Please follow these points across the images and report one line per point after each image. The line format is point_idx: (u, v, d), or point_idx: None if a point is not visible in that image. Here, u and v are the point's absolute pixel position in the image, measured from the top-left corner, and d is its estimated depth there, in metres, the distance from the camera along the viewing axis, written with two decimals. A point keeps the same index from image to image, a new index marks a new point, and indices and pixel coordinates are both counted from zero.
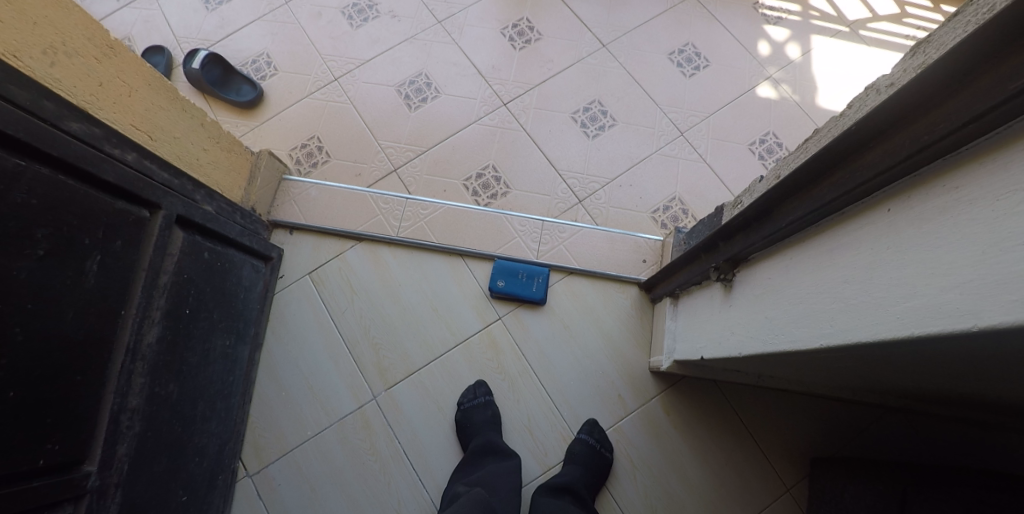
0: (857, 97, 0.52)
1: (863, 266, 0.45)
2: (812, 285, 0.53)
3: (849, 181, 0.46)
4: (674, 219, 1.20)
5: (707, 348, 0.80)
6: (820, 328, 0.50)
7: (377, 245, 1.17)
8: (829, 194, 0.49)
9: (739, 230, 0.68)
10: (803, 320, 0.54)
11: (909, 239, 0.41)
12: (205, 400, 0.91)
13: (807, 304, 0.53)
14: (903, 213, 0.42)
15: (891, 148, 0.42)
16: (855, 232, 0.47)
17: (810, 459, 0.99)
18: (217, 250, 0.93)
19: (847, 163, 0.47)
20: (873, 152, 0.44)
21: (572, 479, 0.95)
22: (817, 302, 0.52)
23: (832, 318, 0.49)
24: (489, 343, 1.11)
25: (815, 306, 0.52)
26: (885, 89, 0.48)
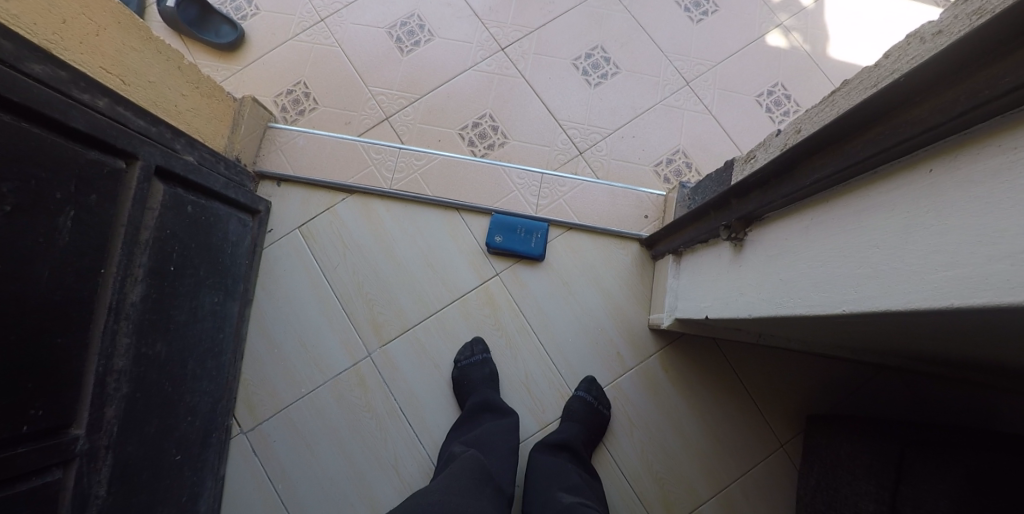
0: (897, 46, 0.49)
1: (895, 230, 0.43)
2: (834, 249, 0.51)
3: (889, 139, 0.44)
4: (677, 172, 1.16)
5: (712, 308, 0.79)
6: (841, 294, 0.49)
7: (370, 198, 1.13)
8: (866, 151, 0.46)
9: (756, 187, 0.65)
10: (822, 286, 0.52)
11: (952, 204, 0.38)
12: (195, 359, 0.89)
13: (828, 268, 0.51)
14: (947, 175, 0.39)
15: (943, 106, 0.39)
16: (889, 194, 0.45)
17: (805, 415, 1.02)
18: (202, 203, 0.88)
19: (890, 118, 0.44)
20: (920, 109, 0.41)
21: (569, 436, 0.96)
22: (839, 267, 0.50)
23: (856, 286, 0.47)
24: (486, 300, 1.09)
25: (836, 271, 0.50)
26: (930, 38, 0.45)
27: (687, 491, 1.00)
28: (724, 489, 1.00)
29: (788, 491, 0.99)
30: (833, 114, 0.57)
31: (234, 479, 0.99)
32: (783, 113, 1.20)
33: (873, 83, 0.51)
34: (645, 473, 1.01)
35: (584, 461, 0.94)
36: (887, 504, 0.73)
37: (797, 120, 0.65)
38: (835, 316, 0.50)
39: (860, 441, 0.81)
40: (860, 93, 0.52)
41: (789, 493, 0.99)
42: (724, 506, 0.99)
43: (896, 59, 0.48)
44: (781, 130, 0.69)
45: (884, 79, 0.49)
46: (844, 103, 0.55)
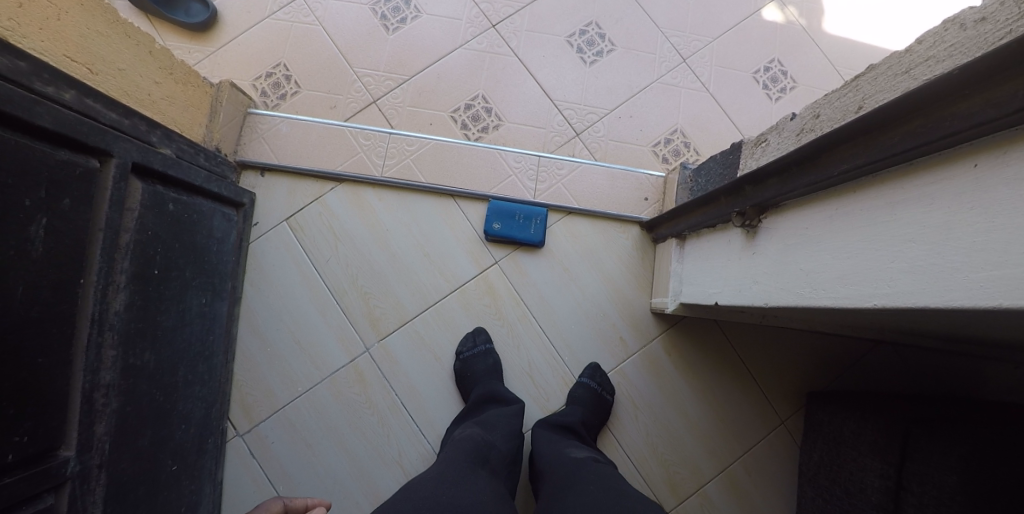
0: (933, 31, 0.47)
1: (934, 226, 0.42)
2: (864, 240, 0.50)
3: (932, 132, 0.42)
4: (675, 152, 1.14)
5: (722, 293, 0.78)
6: (872, 288, 0.48)
7: (361, 187, 1.08)
8: (904, 144, 0.45)
9: (775, 174, 0.64)
10: (848, 279, 0.51)
11: (1002, 201, 0.37)
12: (186, 364, 0.84)
13: (856, 261, 0.50)
14: (994, 172, 0.38)
15: (996, 100, 0.37)
16: (927, 187, 0.44)
17: (807, 392, 1.03)
18: (183, 200, 0.82)
19: (932, 110, 0.43)
20: (970, 103, 0.40)
21: (574, 418, 0.95)
22: (868, 260, 0.49)
23: (889, 279, 0.46)
24: (486, 289, 1.07)
25: (866, 264, 0.49)
26: (971, 26, 0.43)
27: (692, 471, 1.01)
28: (728, 467, 1.02)
29: (789, 466, 1.02)
30: (858, 100, 0.56)
31: (233, 483, 0.96)
32: (779, 89, 1.18)
33: (904, 69, 0.50)
34: (650, 456, 1.02)
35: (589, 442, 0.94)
36: (893, 478, 0.75)
37: (817, 103, 0.63)
38: (866, 309, 0.49)
39: (861, 418, 0.83)
40: (891, 78, 0.51)
41: (790, 468, 1.02)
42: (727, 485, 1.01)
43: (931, 45, 0.47)
44: (798, 113, 0.67)
45: (919, 66, 0.48)
46: (870, 89, 0.54)
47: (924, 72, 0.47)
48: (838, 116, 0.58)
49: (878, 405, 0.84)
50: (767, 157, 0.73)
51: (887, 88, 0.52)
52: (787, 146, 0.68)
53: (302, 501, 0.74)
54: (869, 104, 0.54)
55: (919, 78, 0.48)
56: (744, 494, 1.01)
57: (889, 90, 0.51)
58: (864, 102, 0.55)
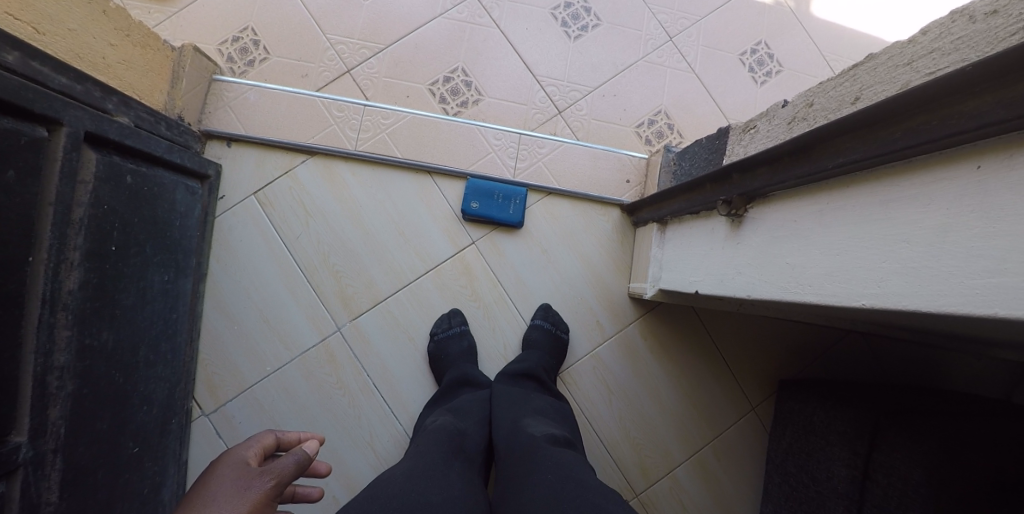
0: (939, 21, 0.46)
1: (930, 228, 0.42)
2: (852, 241, 0.50)
3: (937, 129, 0.41)
4: (659, 134, 1.13)
5: (704, 281, 0.78)
6: (860, 288, 0.48)
7: (334, 160, 1.04)
8: (908, 140, 0.44)
9: (763, 164, 0.62)
10: (836, 278, 0.51)
11: (1006, 206, 0.37)
12: (147, 344, 0.81)
13: (845, 257, 0.50)
14: (998, 176, 0.38)
15: (1007, 100, 0.37)
16: (925, 187, 0.43)
17: (779, 379, 1.06)
18: (142, 172, 0.77)
19: (938, 106, 0.42)
20: (978, 101, 0.39)
21: (532, 364, 0.97)
22: (857, 260, 0.49)
23: (878, 280, 0.46)
24: (462, 269, 1.05)
25: (855, 263, 0.49)
26: (980, 18, 0.42)
27: (663, 454, 1.04)
28: (697, 451, 1.04)
29: (756, 449, 1.05)
30: (855, 91, 0.55)
31: (199, 461, 0.94)
32: (765, 73, 1.17)
33: (906, 60, 0.49)
34: (623, 439, 1.03)
35: (549, 385, 0.96)
36: (860, 467, 0.78)
37: (810, 91, 0.62)
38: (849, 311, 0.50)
39: (832, 407, 0.86)
40: (891, 69, 0.51)
41: (758, 451, 1.05)
42: (697, 468, 1.04)
43: (937, 36, 0.46)
44: (789, 101, 0.66)
45: (921, 58, 0.47)
46: (869, 79, 0.53)
47: (927, 65, 0.47)
48: (833, 106, 0.57)
49: (848, 396, 0.87)
50: (754, 146, 0.72)
51: (886, 80, 0.51)
52: (777, 134, 0.67)
53: (293, 434, 0.70)
54: (866, 95, 0.53)
55: (920, 70, 0.47)
56: (713, 477, 1.04)
57: (888, 81, 0.51)
58: (861, 93, 0.54)
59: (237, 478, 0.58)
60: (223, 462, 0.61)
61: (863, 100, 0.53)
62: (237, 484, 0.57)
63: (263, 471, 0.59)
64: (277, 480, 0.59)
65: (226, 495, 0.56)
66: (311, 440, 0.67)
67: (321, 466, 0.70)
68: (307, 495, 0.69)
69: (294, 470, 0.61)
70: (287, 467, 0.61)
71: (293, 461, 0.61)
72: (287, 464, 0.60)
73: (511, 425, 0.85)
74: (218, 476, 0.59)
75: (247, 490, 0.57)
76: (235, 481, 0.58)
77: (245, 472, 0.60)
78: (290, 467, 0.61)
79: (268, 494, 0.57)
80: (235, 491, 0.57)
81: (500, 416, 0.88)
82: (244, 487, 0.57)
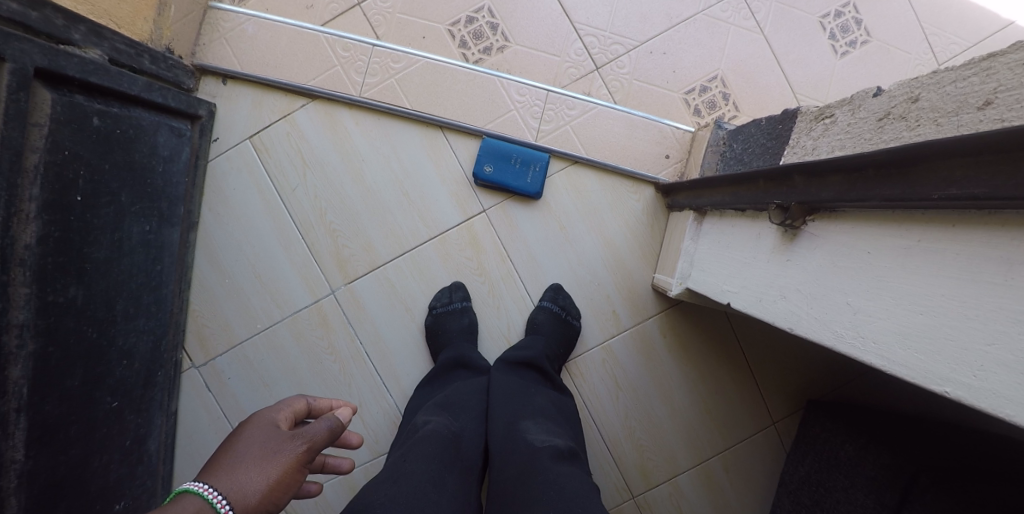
0: None
1: None
2: (954, 308, 0.38)
3: None
4: (711, 105, 0.96)
5: (740, 294, 0.66)
6: (946, 368, 0.38)
7: (336, 107, 0.94)
8: None
9: (833, 171, 0.49)
10: (915, 344, 0.40)
11: None
12: (127, 297, 0.77)
13: (934, 322, 0.39)
14: None
15: None
16: None
17: (810, 399, 0.95)
18: (111, 112, 0.70)
19: None
20: None
21: (535, 352, 0.89)
22: (949, 330, 0.38)
23: (975, 368, 0.36)
24: (469, 239, 0.96)
25: (944, 335, 0.38)
26: None
27: (668, 460, 0.96)
28: (705, 461, 0.96)
29: (773, 466, 0.96)
30: (987, 90, 0.40)
31: (188, 413, 0.92)
32: (848, 42, 0.97)
33: None
34: (626, 439, 0.96)
35: (552, 377, 0.89)
36: None
37: (918, 80, 0.47)
38: (942, 394, 0.38)
39: (864, 448, 0.78)
40: None
41: (774, 468, 0.96)
42: (703, 477, 0.96)
43: None
44: (886, 89, 0.51)
45: None
46: (1009, 77, 0.38)
47: None
48: (948, 107, 0.43)
49: (885, 439, 0.78)
50: (827, 145, 0.58)
51: None
52: (862, 132, 0.53)
53: (326, 402, 0.63)
54: (1001, 100, 0.38)
55: None
56: (718, 490, 0.96)
57: None
58: (994, 96, 0.39)
59: (267, 439, 0.53)
60: (252, 421, 0.56)
61: (997, 108, 0.39)
62: (267, 445, 0.53)
63: (296, 434, 0.54)
64: (308, 445, 0.54)
65: (255, 458, 0.51)
66: (345, 408, 0.61)
67: (355, 436, 0.63)
68: (339, 466, 0.64)
69: (327, 438, 0.56)
70: (320, 434, 0.55)
71: (326, 428, 0.55)
72: (320, 431, 0.55)
73: (510, 427, 0.78)
74: (246, 435, 0.54)
75: (279, 453, 0.52)
76: (266, 442, 0.53)
77: (277, 432, 0.54)
78: (323, 434, 0.55)
79: (298, 460, 0.53)
80: (267, 453, 0.52)
81: (500, 420, 0.80)
82: (275, 449, 0.52)
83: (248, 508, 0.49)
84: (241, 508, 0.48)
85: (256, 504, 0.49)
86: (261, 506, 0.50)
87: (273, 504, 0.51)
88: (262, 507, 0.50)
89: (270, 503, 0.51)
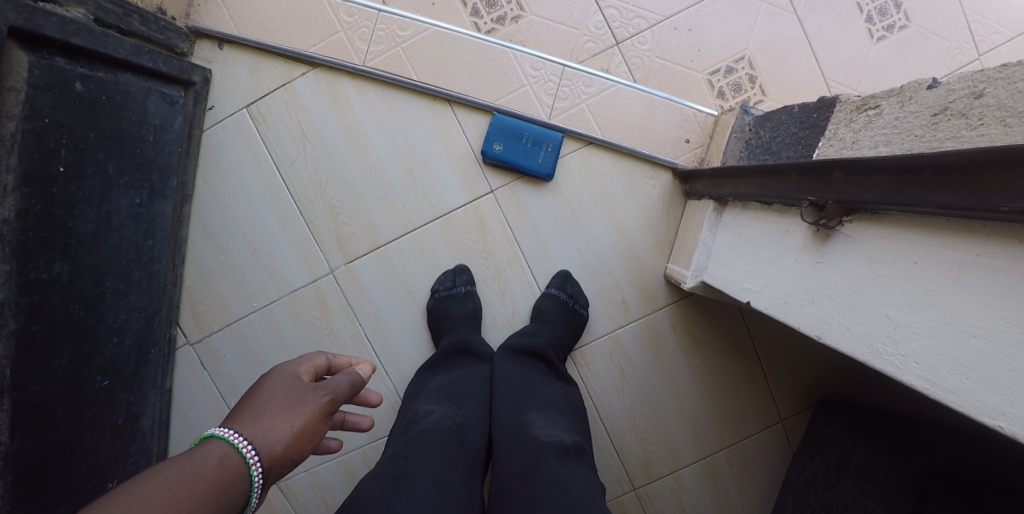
0: None
1: None
2: (1012, 333, 0.34)
3: None
4: (736, 87, 0.90)
5: (763, 295, 0.62)
6: (1000, 399, 0.34)
7: (339, 76, 0.89)
8: None
9: (879, 170, 0.44)
10: (964, 369, 0.36)
11: None
12: (116, 273, 0.74)
13: (987, 348, 0.35)
14: None
15: None
16: None
17: (819, 398, 0.92)
18: (97, 77, 0.66)
19: None
20: None
21: (540, 341, 0.86)
22: (1006, 358, 0.34)
23: None
24: (475, 221, 0.91)
25: (999, 362, 0.34)
26: None
27: (671, 453, 0.94)
28: (709, 456, 0.94)
29: (778, 463, 0.94)
30: None
31: (183, 391, 0.90)
32: (886, 25, 0.91)
33: None
34: (629, 431, 0.94)
35: (557, 367, 0.86)
36: None
37: (983, 73, 0.42)
38: (999, 430, 0.34)
39: (877, 453, 0.76)
40: None
41: (780, 466, 0.94)
42: (706, 472, 0.94)
43: None
44: (943, 81, 0.46)
45: None
46: None
47: None
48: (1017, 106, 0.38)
49: (899, 445, 0.76)
50: (869, 140, 0.53)
51: None
52: (911, 127, 0.48)
53: (346, 358, 0.60)
54: None
55: None
56: (721, 485, 0.94)
57: None
58: None
59: (290, 389, 0.51)
60: (273, 371, 0.53)
61: None
62: (290, 395, 0.50)
63: (318, 385, 0.52)
64: (332, 397, 0.52)
65: (278, 407, 0.49)
66: (365, 364, 0.59)
67: (374, 394, 0.60)
68: (357, 424, 0.60)
69: (348, 392, 0.54)
70: (342, 387, 0.53)
71: (348, 381, 0.53)
72: (343, 384, 0.53)
73: (513, 421, 0.75)
74: (267, 385, 0.51)
75: (302, 403, 0.50)
76: (289, 392, 0.50)
77: (299, 383, 0.52)
78: (346, 387, 0.53)
79: (322, 411, 0.51)
80: (289, 403, 0.50)
81: (503, 413, 0.77)
82: (298, 399, 0.50)
83: (273, 456, 0.46)
84: (265, 455, 0.46)
85: (280, 453, 0.47)
86: (284, 455, 0.47)
87: (296, 454, 0.49)
88: (285, 457, 0.47)
89: (293, 453, 0.48)
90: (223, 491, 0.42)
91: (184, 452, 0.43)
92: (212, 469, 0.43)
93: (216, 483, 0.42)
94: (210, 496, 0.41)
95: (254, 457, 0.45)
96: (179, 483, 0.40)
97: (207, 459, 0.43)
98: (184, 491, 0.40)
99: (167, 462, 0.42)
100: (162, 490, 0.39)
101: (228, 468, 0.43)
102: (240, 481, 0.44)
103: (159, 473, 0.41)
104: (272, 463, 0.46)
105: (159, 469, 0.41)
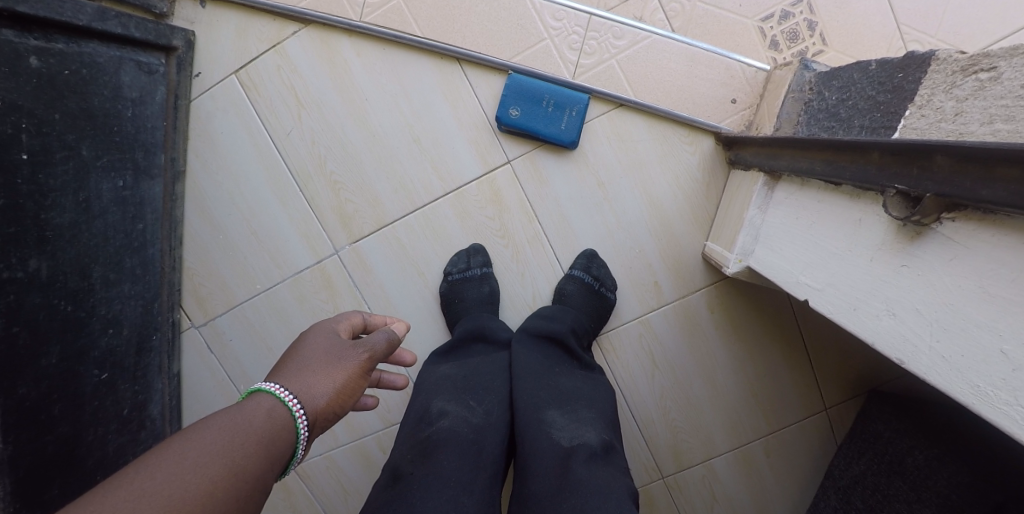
0: None
1: None
2: None
3: None
4: (792, 36, 0.77)
5: (827, 296, 0.53)
6: None
7: (334, 34, 0.79)
8: None
9: (1001, 159, 0.34)
10: None
11: None
12: (103, 262, 0.69)
13: None
14: None
15: None
16: None
17: (871, 388, 0.84)
18: (54, 49, 0.60)
19: None
20: None
21: (562, 328, 0.79)
22: None
23: None
24: (490, 195, 0.83)
25: None
26: None
27: (703, 442, 0.88)
28: (745, 445, 0.88)
29: (820, 454, 0.87)
30: None
31: (191, 374, 0.87)
32: None
33: None
34: (659, 419, 0.88)
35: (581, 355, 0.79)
36: None
37: None
38: None
39: (937, 457, 0.70)
40: None
41: (822, 457, 0.87)
42: (740, 461, 0.88)
43: None
44: None
45: None
46: None
47: None
48: None
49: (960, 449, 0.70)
50: (979, 113, 0.42)
51: None
52: None
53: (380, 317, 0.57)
54: None
55: None
56: (756, 473, 0.88)
57: None
58: None
59: (328, 345, 0.48)
60: (311, 328, 0.51)
61: None
62: (330, 350, 0.48)
63: (356, 341, 0.49)
64: (370, 354, 0.49)
65: (320, 362, 0.47)
66: (400, 322, 0.55)
67: (409, 354, 0.57)
68: (393, 383, 0.59)
69: (385, 349, 0.51)
70: (379, 344, 0.50)
71: (385, 339, 0.50)
72: (381, 341, 0.50)
73: (533, 421, 0.67)
74: (307, 341, 0.49)
75: (342, 360, 0.48)
76: (328, 347, 0.48)
77: (338, 339, 0.49)
78: (383, 344, 0.50)
79: (360, 369, 0.48)
80: (330, 358, 0.47)
81: (522, 415, 0.68)
82: (339, 355, 0.48)
83: (316, 411, 0.44)
84: (311, 409, 0.44)
85: (323, 408, 0.45)
86: (327, 410, 0.45)
87: (338, 409, 0.47)
88: (328, 412, 0.45)
89: (336, 408, 0.46)
90: (272, 443, 0.41)
91: (234, 404, 0.42)
92: (261, 421, 0.41)
93: (266, 434, 0.40)
94: (261, 445, 0.40)
95: (299, 410, 0.43)
96: (231, 433, 0.39)
97: (256, 410, 0.41)
98: (238, 439, 0.39)
99: (217, 413, 0.40)
100: (217, 437, 0.38)
101: (276, 421, 0.42)
102: (287, 433, 0.42)
103: (208, 423, 0.39)
104: (316, 418, 0.44)
105: (209, 420, 0.40)
